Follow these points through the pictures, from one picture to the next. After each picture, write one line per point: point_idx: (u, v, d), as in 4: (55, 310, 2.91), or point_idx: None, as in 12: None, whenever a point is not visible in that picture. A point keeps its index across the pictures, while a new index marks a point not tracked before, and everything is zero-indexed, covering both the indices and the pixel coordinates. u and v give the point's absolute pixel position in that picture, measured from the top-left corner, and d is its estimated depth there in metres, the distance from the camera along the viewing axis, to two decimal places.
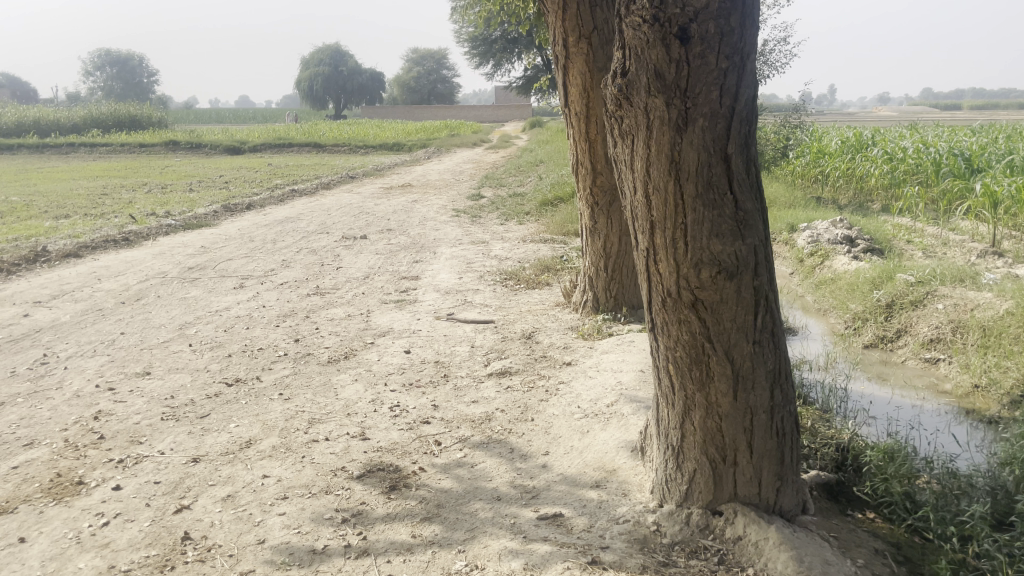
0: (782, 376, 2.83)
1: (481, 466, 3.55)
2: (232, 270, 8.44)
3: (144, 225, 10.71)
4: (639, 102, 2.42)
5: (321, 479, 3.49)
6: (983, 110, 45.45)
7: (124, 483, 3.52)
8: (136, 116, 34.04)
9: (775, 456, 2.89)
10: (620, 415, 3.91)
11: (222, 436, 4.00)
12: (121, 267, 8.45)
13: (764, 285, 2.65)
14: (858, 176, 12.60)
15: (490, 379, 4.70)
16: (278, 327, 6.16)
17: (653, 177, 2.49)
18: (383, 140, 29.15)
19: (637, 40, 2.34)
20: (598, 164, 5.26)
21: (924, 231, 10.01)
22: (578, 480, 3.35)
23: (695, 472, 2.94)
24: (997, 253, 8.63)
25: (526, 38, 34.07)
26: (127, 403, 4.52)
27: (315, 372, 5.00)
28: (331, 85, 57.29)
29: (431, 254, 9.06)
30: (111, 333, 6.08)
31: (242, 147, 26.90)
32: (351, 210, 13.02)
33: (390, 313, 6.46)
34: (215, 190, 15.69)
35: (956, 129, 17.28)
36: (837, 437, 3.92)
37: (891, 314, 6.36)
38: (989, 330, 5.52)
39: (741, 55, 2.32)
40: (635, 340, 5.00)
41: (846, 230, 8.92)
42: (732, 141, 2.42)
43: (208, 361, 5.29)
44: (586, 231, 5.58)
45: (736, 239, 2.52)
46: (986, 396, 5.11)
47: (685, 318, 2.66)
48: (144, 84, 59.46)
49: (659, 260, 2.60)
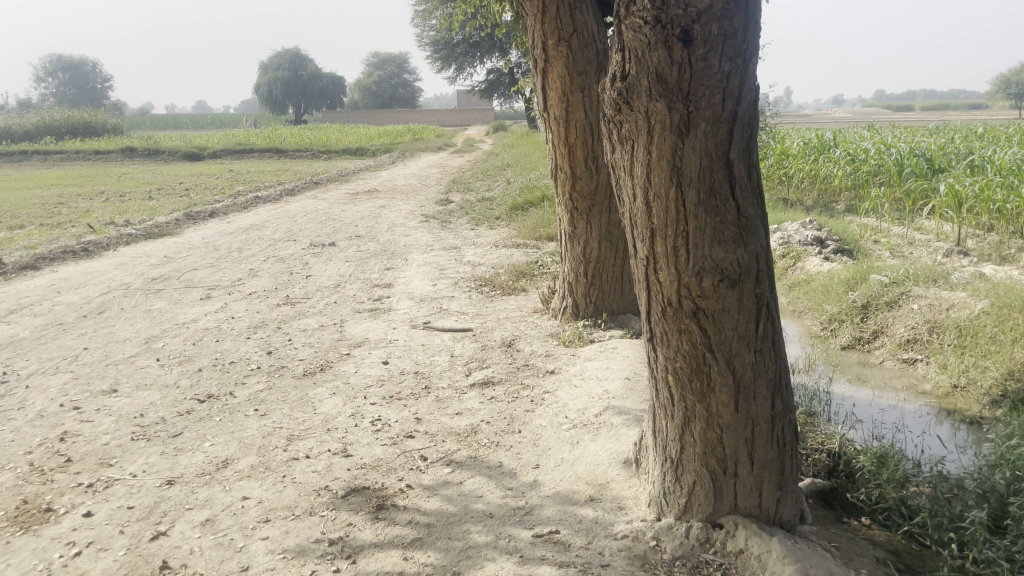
0: (782, 385, 2.77)
1: (470, 483, 3.45)
2: (198, 280, 8.22)
3: (104, 235, 10.40)
4: (639, 106, 2.34)
5: (304, 500, 3.36)
6: (934, 110, 45.91)
7: (96, 509, 3.34)
8: (90, 123, 33.30)
9: (776, 466, 2.82)
10: (610, 425, 3.84)
11: (197, 456, 3.85)
12: (81, 279, 8.18)
13: (765, 292, 2.58)
14: (822, 177, 12.71)
15: (472, 390, 4.60)
16: (249, 339, 5.99)
17: (654, 184, 2.42)
18: (346, 145, 28.86)
19: (638, 42, 2.27)
20: (577, 168, 5.18)
21: (889, 231, 10.11)
22: (572, 496, 3.27)
23: (695, 484, 2.87)
24: (963, 251, 8.74)
25: (489, 41, 33.98)
26: (94, 422, 4.32)
27: (291, 386, 4.85)
28: (290, 90, 56.60)
29: (402, 261, 8.92)
30: (74, 348, 5.85)
31: (202, 153, 26.42)
32: (317, 216, 12.81)
33: (365, 323, 6.32)
34: (175, 197, 15.36)
35: (914, 130, 17.56)
36: (827, 442, 3.89)
37: (867, 315, 6.37)
38: (966, 330, 5.54)
39: (744, 57, 2.26)
40: (618, 346, 4.93)
41: (816, 232, 8.96)
42: (734, 146, 2.35)
43: (178, 377, 5.11)
44: (565, 237, 5.50)
45: (739, 245, 2.45)
46: (966, 396, 5.13)
47: (686, 327, 2.59)
48: (98, 89, 58.19)
49: (659, 269, 2.53)
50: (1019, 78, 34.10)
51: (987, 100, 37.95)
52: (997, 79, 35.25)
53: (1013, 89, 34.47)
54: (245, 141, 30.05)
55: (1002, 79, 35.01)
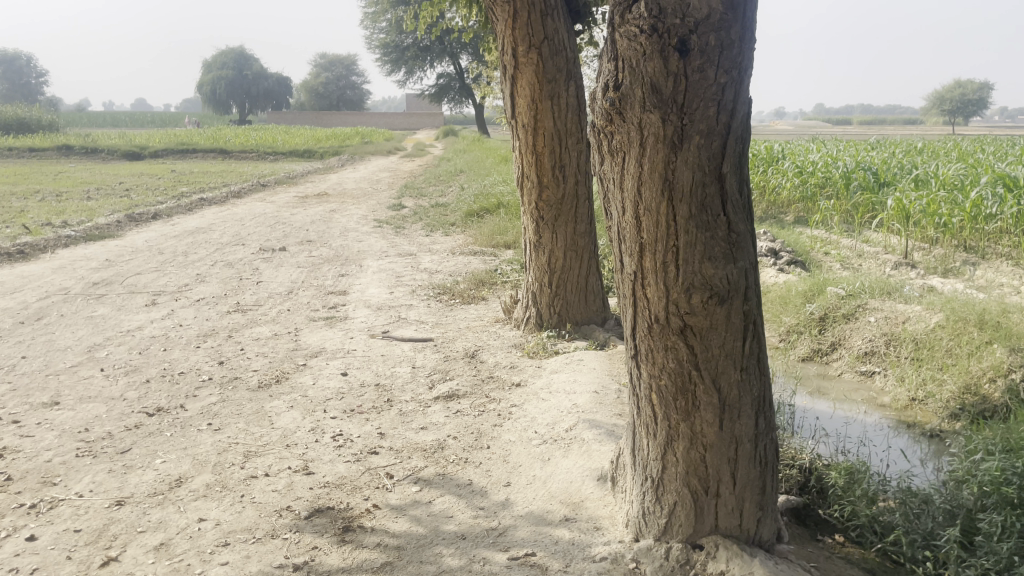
0: (766, 404, 2.71)
1: (439, 503, 3.33)
2: (143, 285, 7.91)
3: (41, 237, 9.97)
4: (632, 117, 2.28)
5: (265, 521, 3.19)
6: (873, 125, 47.25)
7: (39, 533, 3.13)
8: (24, 119, 32.13)
9: (758, 486, 2.76)
10: (582, 441, 3.76)
11: (148, 474, 3.64)
12: (17, 283, 7.81)
13: (753, 310, 2.52)
14: (771, 189, 12.88)
15: (437, 403, 4.47)
16: (199, 349, 5.75)
17: (645, 198, 2.35)
18: (293, 146, 28.38)
19: (633, 52, 2.21)
20: (544, 177, 5.09)
21: (838, 243, 10.26)
22: (547, 516, 3.17)
23: (676, 504, 2.80)
24: (910, 264, 8.91)
25: (439, 45, 33.83)
26: (35, 437, 4.07)
27: (246, 399, 4.65)
28: (235, 89, 55.50)
29: (356, 267, 8.72)
30: (11, 357, 5.54)
31: (143, 152, 25.65)
32: (266, 220, 12.50)
33: (320, 332, 6.13)
34: (115, 197, 14.86)
35: (855, 143, 17.94)
36: (798, 457, 3.87)
37: (825, 327, 6.41)
38: (922, 343, 5.62)
39: (740, 69, 2.20)
40: (584, 358, 4.86)
41: (770, 243, 9.05)
42: (727, 160, 2.29)
43: (124, 388, 4.86)
44: (529, 246, 5.41)
45: (729, 262, 2.38)
46: (924, 409, 5.18)
47: (673, 345, 2.52)
48: (32, 84, 56.26)
49: (647, 284, 2.46)
50: (952, 96, 35.27)
51: (922, 115, 39.16)
52: (932, 96, 36.39)
53: (946, 106, 35.65)
54: (187, 141, 29.31)
55: (936, 96, 36.16)
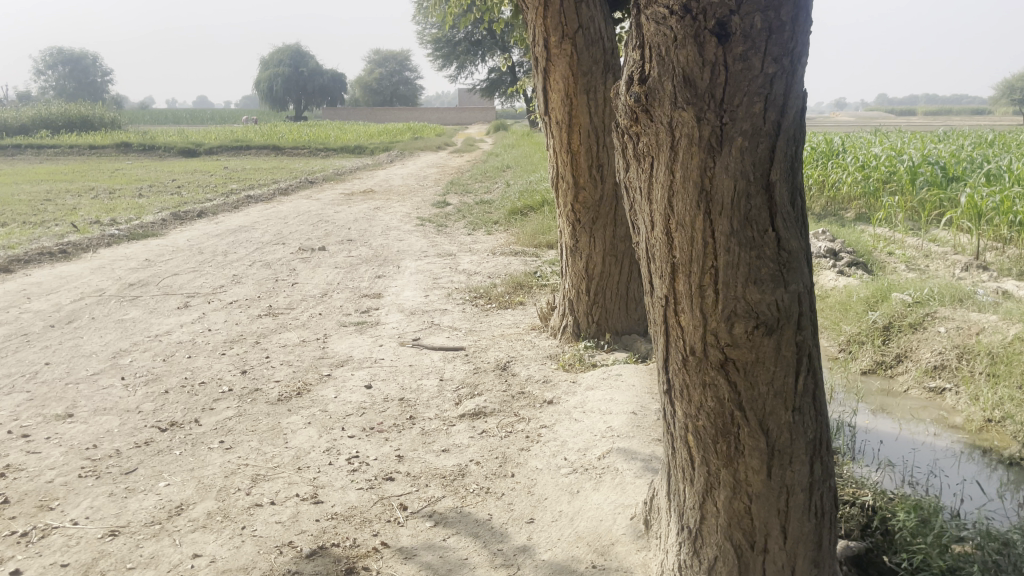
0: (823, 446, 2.32)
1: (454, 543, 3.01)
2: (178, 287, 7.77)
3: (85, 236, 9.96)
4: (661, 115, 1.93)
5: (263, 559, 2.92)
6: (937, 115, 45.64)
7: (25, 566, 2.92)
8: (89, 117, 32.81)
9: (812, 541, 2.37)
10: (615, 472, 3.42)
11: (149, 498, 3.42)
12: (55, 284, 7.74)
13: (807, 341, 2.14)
14: (831, 184, 12.19)
15: (462, 422, 4.17)
16: (224, 356, 5.55)
17: (677, 210, 2.00)
18: (344, 142, 28.40)
19: (662, 37, 1.86)
20: (580, 177, 4.77)
21: (903, 241, 9.63)
22: (571, 563, 2.83)
23: (716, 560, 2.42)
24: (982, 265, 8.28)
25: (491, 40, 33.50)
26: (41, 454, 3.89)
27: (262, 413, 4.40)
28: (291, 86, 56.03)
29: (394, 269, 8.46)
30: (34, 363, 5.40)
31: (198, 150, 25.90)
32: (309, 218, 12.38)
33: (350, 338, 5.88)
34: (166, 194, 14.99)
35: (924, 135, 17.00)
36: (861, 494, 3.44)
37: (889, 337, 5.91)
38: (999, 357, 5.09)
39: (792, 57, 1.83)
40: (622, 373, 4.50)
41: (829, 243, 8.48)
42: (776, 164, 1.92)
43: (141, 399, 4.66)
44: (566, 250, 5.09)
45: (778, 285, 2.01)
46: (1001, 432, 4.66)
47: (712, 381, 2.15)
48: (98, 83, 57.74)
49: (681, 311, 2.11)
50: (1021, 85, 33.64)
51: (993, 104, 37.44)
52: (1004, 84, 34.69)
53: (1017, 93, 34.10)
54: (243, 138, 29.54)
55: (1007, 84, 34.71)
